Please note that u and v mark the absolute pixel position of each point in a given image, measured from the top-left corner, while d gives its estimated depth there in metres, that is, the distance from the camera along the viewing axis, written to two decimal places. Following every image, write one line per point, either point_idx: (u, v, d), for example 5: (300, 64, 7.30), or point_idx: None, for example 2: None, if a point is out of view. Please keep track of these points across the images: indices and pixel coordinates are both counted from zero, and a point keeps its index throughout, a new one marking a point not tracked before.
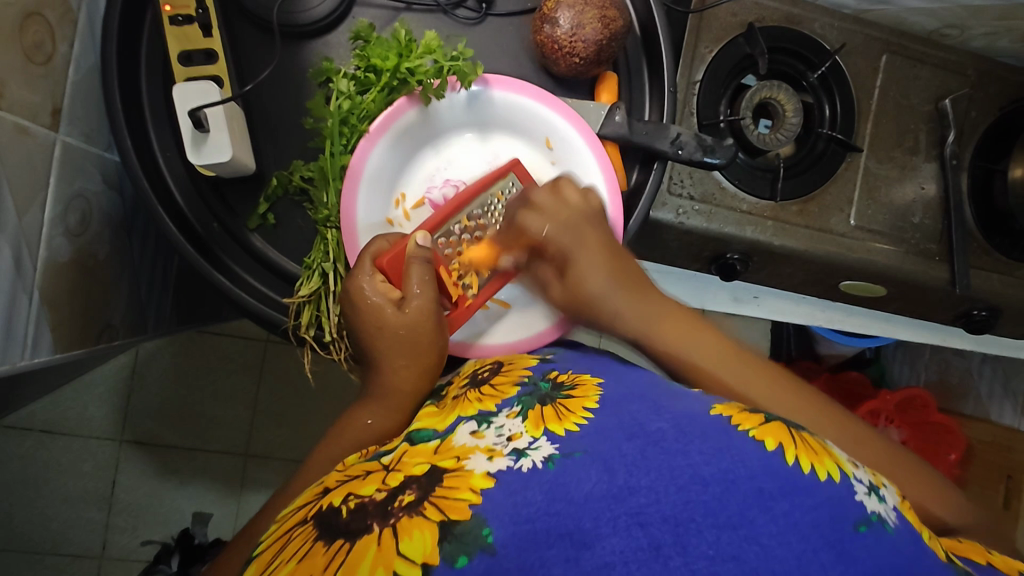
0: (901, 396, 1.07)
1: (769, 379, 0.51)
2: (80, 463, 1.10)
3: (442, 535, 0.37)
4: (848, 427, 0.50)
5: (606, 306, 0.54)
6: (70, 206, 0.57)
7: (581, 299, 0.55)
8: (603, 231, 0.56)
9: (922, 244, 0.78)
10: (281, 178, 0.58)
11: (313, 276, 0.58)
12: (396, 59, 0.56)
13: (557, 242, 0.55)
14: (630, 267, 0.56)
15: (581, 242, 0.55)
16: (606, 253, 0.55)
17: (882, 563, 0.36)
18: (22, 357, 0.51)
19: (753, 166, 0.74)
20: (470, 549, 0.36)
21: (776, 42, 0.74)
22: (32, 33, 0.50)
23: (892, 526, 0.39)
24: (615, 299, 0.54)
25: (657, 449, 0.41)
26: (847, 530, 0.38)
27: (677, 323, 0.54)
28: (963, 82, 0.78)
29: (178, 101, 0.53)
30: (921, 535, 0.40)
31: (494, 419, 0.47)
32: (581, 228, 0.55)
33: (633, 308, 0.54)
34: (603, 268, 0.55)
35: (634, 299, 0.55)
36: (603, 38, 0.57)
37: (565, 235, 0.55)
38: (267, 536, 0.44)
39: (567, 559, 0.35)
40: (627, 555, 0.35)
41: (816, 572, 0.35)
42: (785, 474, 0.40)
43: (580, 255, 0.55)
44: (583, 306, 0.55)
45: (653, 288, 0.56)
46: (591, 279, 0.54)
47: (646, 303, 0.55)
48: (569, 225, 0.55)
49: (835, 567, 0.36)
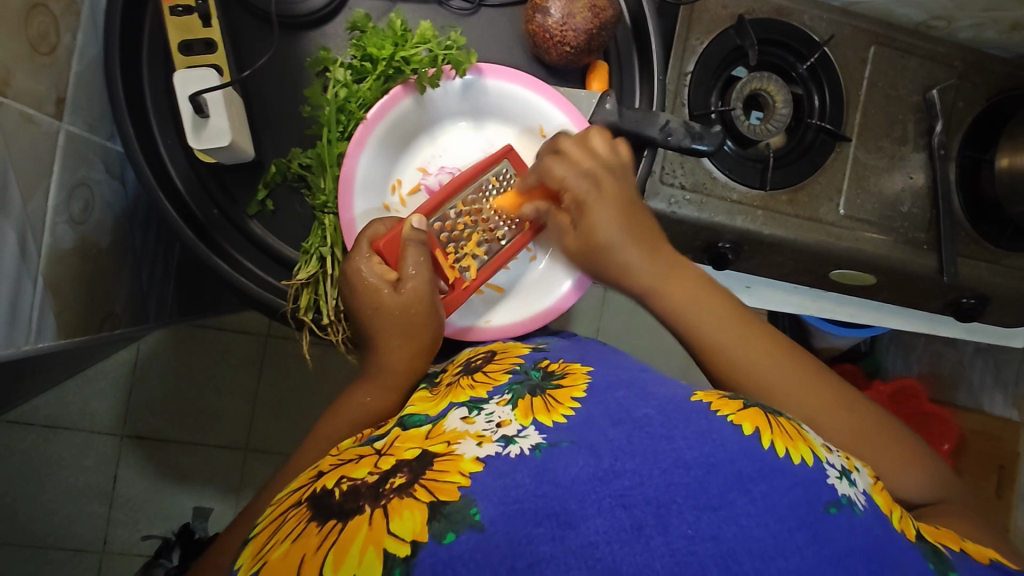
0: (894, 387, 1.07)
1: (778, 349, 0.53)
2: (82, 457, 1.11)
3: (431, 514, 0.38)
4: (846, 406, 0.52)
5: (620, 254, 0.56)
6: (73, 194, 0.58)
7: (593, 245, 0.57)
8: (621, 186, 0.57)
9: (910, 233, 0.79)
10: (279, 165, 0.60)
11: (311, 260, 0.59)
12: (392, 48, 0.58)
13: (576, 187, 0.57)
14: (645, 222, 0.57)
15: (601, 191, 0.56)
16: (623, 204, 0.57)
17: (854, 545, 0.38)
18: (27, 341, 0.52)
19: (745, 156, 0.75)
20: (458, 526, 0.37)
21: (765, 34, 0.75)
22: (37, 23, 0.51)
23: (862, 508, 0.40)
24: (628, 249, 0.56)
25: (642, 434, 0.42)
26: (820, 511, 0.39)
27: (687, 278, 0.56)
28: (950, 73, 0.80)
29: (178, 87, 0.54)
30: (894, 517, 0.42)
31: (485, 406, 0.48)
32: (601, 179, 0.57)
33: (644, 259, 0.56)
34: (621, 219, 0.56)
35: (647, 252, 0.56)
36: (593, 27, 0.58)
37: (585, 183, 0.56)
38: (263, 518, 0.45)
39: (553, 538, 0.36)
40: (610, 535, 0.36)
41: (790, 552, 0.36)
42: (763, 457, 0.41)
43: (596, 203, 0.56)
44: (597, 252, 0.57)
45: (667, 248, 0.57)
46: (604, 227, 0.56)
47: (658, 262, 0.56)
48: (590, 175, 0.56)
49: (808, 548, 0.37)
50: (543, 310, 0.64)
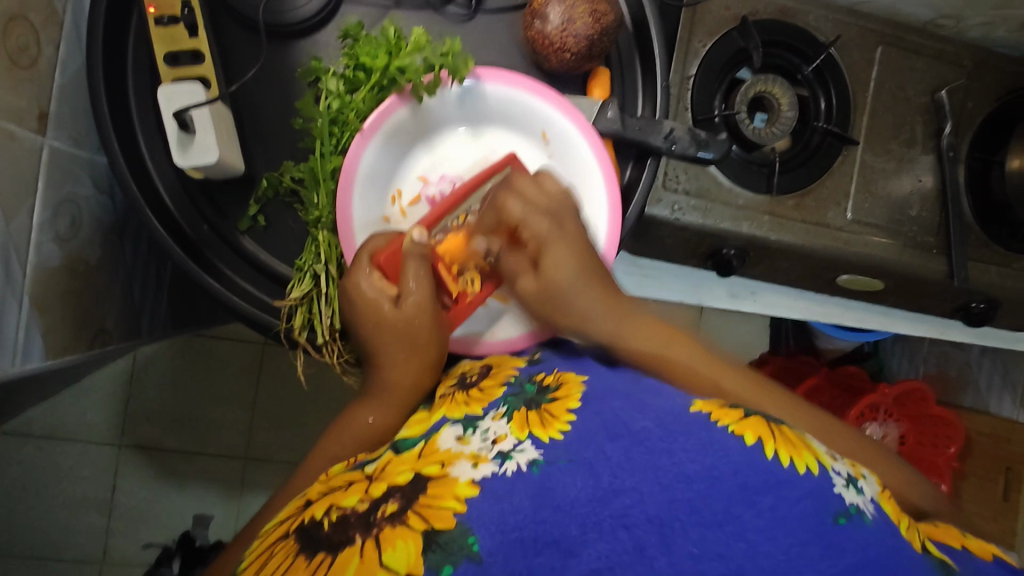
0: (900, 391, 1.03)
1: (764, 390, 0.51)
2: (79, 469, 1.10)
3: (427, 543, 0.36)
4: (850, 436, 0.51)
5: (573, 300, 0.54)
6: (59, 210, 0.56)
7: (551, 289, 0.54)
8: (579, 227, 0.56)
9: (919, 237, 0.77)
10: (270, 180, 0.58)
11: (304, 278, 0.58)
12: (386, 58, 0.56)
13: (536, 225, 0.55)
14: (600, 265, 0.56)
15: (561, 230, 0.55)
16: (581, 242, 0.56)
17: (865, 557, 0.36)
18: (13, 364, 0.51)
19: (750, 161, 0.73)
20: (455, 558, 0.35)
21: (769, 36, 0.74)
22: (15, 36, 0.49)
23: (870, 518, 0.38)
24: (582, 292, 0.54)
25: (641, 449, 0.41)
26: (829, 523, 0.37)
27: (647, 324, 0.55)
28: (959, 72, 0.78)
29: (163, 103, 0.52)
30: (900, 527, 0.40)
31: (480, 423, 0.46)
32: (561, 217, 0.56)
33: (600, 305, 0.54)
34: (575, 260, 0.55)
35: (608, 300, 0.54)
36: (594, 33, 0.56)
37: (546, 219, 0.55)
38: (250, 551, 0.43)
39: (553, 567, 0.35)
40: (613, 559, 0.35)
41: (803, 567, 0.35)
42: (766, 468, 0.39)
43: (556, 241, 0.55)
44: (552, 299, 0.55)
45: (620, 291, 0.56)
46: (560, 269, 0.54)
47: (615, 307, 0.54)
48: (547, 212, 0.56)
49: (821, 562, 0.35)
50: (526, 334, 0.61)
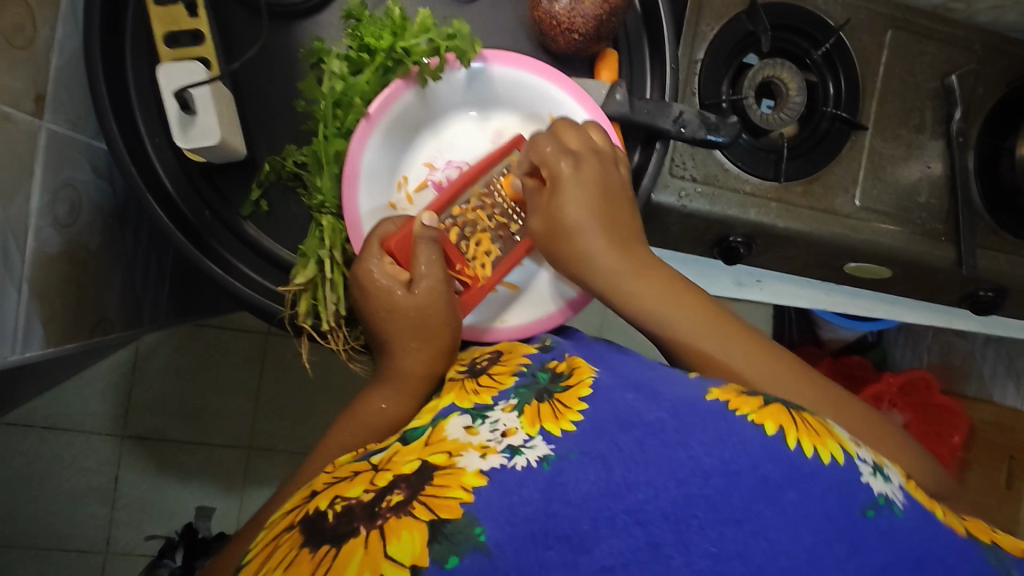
0: (904, 378, 1.04)
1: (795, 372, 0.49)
2: (82, 459, 1.09)
3: (432, 535, 0.35)
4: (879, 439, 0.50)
5: (583, 242, 0.52)
6: (58, 195, 0.56)
7: (559, 227, 0.53)
8: (607, 177, 0.53)
9: (928, 224, 0.76)
10: (273, 164, 0.58)
11: (308, 263, 0.56)
12: (390, 39, 0.54)
13: (556, 164, 0.53)
14: (624, 221, 0.53)
15: (578, 170, 0.53)
16: (600, 187, 0.53)
17: (897, 553, 0.35)
18: (12, 352, 0.50)
19: (757, 147, 0.72)
20: (460, 549, 0.35)
21: (778, 19, 0.73)
22: (11, 15, 0.48)
23: (901, 507, 0.38)
24: (597, 240, 0.52)
25: (655, 442, 0.40)
26: (857, 515, 0.36)
27: (672, 283, 0.52)
28: (969, 57, 0.77)
29: (162, 81, 0.51)
30: (935, 512, 0.39)
31: (489, 414, 0.46)
32: (585, 162, 0.53)
33: (615, 258, 0.52)
34: (591, 205, 0.52)
35: (617, 248, 0.52)
36: (602, 13, 0.55)
37: (566, 160, 0.53)
38: (254, 543, 0.42)
39: (565, 563, 0.34)
40: (627, 556, 0.34)
41: (827, 568, 0.34)
42: (790, 460, 0.38)
43: (570, 184, 0.53)
44: (559, 233, 0.53)
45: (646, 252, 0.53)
46: (573, 208, 0.52)
47: (629, 261, 0.52)
48: (573, 154, 0.53)
49: (849, 561, 0.34)
50: (549, 314, 0.61)
